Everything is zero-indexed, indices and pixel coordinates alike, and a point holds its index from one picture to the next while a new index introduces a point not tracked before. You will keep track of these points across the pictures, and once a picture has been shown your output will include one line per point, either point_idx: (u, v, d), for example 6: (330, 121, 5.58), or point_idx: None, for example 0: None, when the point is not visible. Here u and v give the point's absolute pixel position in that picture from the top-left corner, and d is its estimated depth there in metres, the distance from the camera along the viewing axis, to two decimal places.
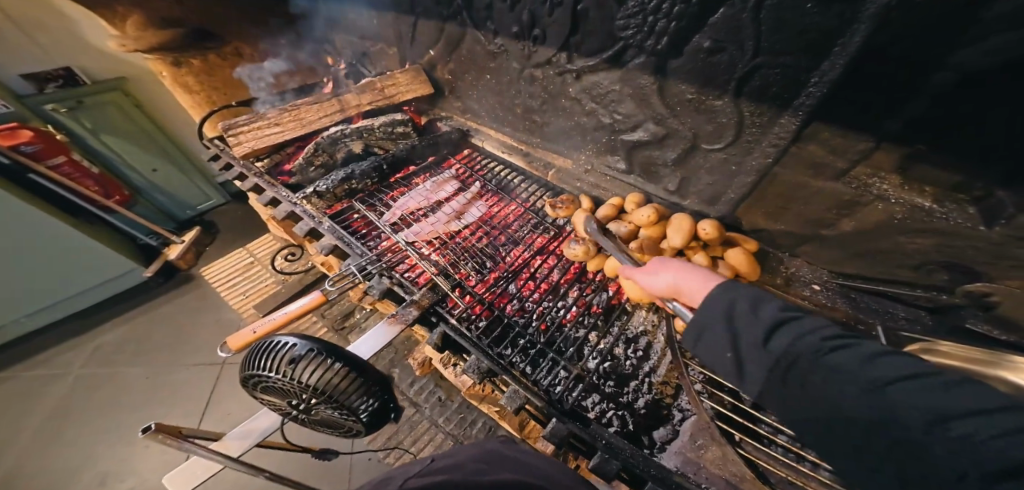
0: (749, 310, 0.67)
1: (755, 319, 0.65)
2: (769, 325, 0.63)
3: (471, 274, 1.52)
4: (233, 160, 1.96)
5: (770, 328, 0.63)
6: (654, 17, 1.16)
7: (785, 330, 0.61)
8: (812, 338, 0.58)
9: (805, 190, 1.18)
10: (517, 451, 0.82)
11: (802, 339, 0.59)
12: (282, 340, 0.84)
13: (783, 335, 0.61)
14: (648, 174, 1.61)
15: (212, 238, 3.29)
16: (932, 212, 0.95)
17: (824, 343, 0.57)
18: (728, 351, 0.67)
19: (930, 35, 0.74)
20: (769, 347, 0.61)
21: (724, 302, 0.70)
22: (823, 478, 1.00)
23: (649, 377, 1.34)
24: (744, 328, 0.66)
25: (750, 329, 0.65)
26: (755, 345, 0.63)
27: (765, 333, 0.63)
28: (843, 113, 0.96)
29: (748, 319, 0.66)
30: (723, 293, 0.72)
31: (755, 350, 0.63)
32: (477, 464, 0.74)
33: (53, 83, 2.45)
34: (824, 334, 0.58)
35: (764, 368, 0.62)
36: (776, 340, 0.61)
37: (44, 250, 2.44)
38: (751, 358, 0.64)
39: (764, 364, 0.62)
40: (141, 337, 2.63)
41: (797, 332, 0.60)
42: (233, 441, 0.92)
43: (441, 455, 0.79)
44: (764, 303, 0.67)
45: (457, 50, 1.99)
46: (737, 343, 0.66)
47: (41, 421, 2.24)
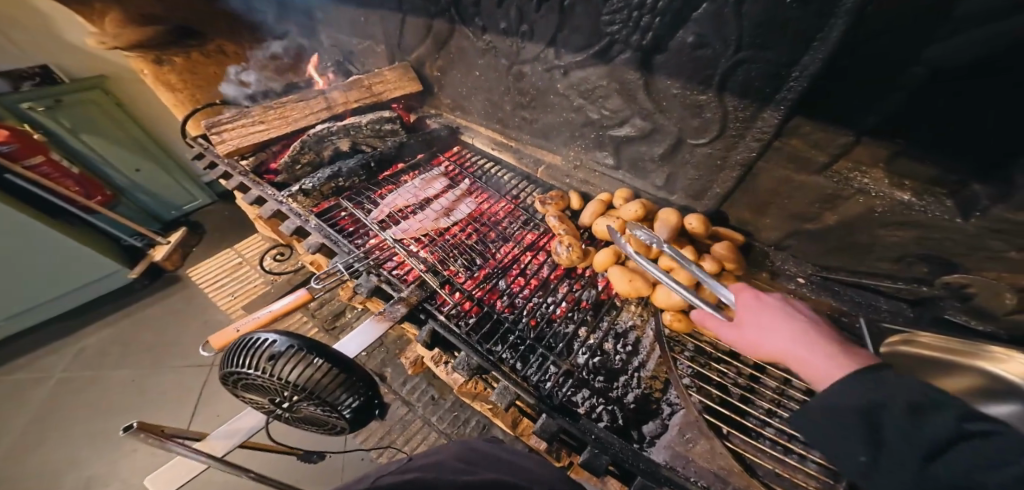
0: (904, 413, 0.52)
1: (910, 426, 0.51)
2: (935, 440, 0.48)
3: (460, 270, 1.51)
4: (217, 159, 1.92)
5: (937, 442, 0.48)
6: (638, 12, 1.16)
7: (958, 450, 0.46)
8: (1009, 468, 0.42)
9: (789, 185, 1.20)
10: (508, 452, 0.82)
11: (980, 468, 0.44)
12: (261, 337, 0.83)
13: (957, 455, 0.46)
14: (635, 170, 1.62)
15: (199, 238, 3.23)
16: (910, 205, 0.97)
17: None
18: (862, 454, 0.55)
19: (902, 31, 0.76)
20: (930, 464, 0.48)
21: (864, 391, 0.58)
22: (809, 469, 1.04)
23: (639, 371, 1.35)
24: (892, 429, 0.53)
25: (901, 439, 0.51)
26: (906, 450, 0.50)
27: (924, 448, 0.49)
28: (820, 107, 0.98)
29: (894, 418, 0.53)
30: (861, 382, 0.60)
31: (906, 463, 0.50)
32: (456, 462, 0.74)
33: (29, 82, 2.37)
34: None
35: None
36: (946, 462, 0.47)
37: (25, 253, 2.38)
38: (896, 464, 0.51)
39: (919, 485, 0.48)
40: (126, 340, 2.58)
41: (983, 453, 0.44)
42: (218, 441, 0.90)
43: (421, 454, 0.79)
44: (926, 408, 0.51)
45: (446, 47, 1.98)
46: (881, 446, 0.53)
47: (22, 427, 2.18)
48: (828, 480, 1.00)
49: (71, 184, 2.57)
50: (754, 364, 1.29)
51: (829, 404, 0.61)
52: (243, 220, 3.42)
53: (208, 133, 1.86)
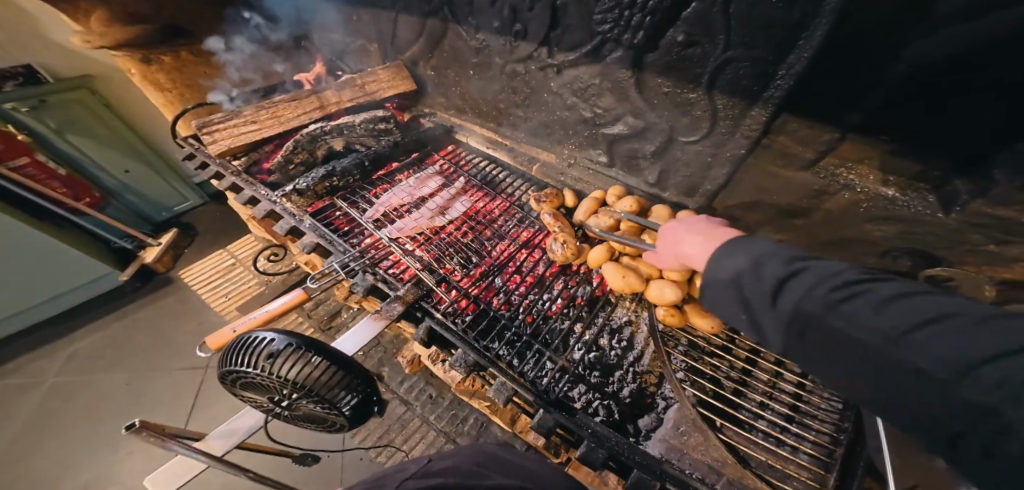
0: (751, 269, 0.64)
1: (759, 278, 0.62)
2: (777, 283, 0.60)
3: (456, 268, 1.52)
4: (208, 159, 1.89)
5: (776, 285, 0.60)
6: (629, 12, 1.18)
7: (791, 284, 0.58)
8: (823, 290, 0.54)
9: (778, 181, 1.23)
10: (515, 455, 0.84)
11: (808, 295, 0.55)
12: (259, 335, 0.83)
13: (791, 291, 0.58)
14: (629, 167, 1.64)
15: (191, 240, 3.20)
16: (894, 201, 1.01)
17: (835, 294, 0.53)
18: (741, 313, 0.67)
19: (883, 29, 0.78)
20: (777, 302, 0.59)
21: (727, 259, 0.69)
22: (800, 461, 1.06)
23: (634, 366, 1.37)
24: (751, 285, 0.64)
25: (757, 292, 0.62)
26: (763, 298, 0.61)
27: (772, 292, 0.60)
28: (806, 106, 1.00)
29: (750, 280, 0.63)
30: (724, 255, 0.70)
31: (766, 312, 0.61)
32: (471, 467, 0.75)
33: (12, 81, 2.31)
34: (837, 282, 0.53)
35: (774, 325, 0.60)
36: (784, 297, 0.58)
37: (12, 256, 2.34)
38: (762, 313, 0.62)
39: (777, 323, 0.59)
40: (119, 342, 2.55)
41: (807, 284, 0.56)
42: (217, 441, 0.90)
43: (440, 457, 0.80)
44: (765, 259, 0.64)
45: (440, 45, 1.97)
46: (749, 306, 0.64)
47: (14, 432, 2.15)
48: (819, 471, 1.03)
49: (57, 186, 2.57)
50: (746, 357, 1.31)
51: (711, 280, 0.71)
52: (236, 221, 3.38)
53: (199, 133, 1.84)
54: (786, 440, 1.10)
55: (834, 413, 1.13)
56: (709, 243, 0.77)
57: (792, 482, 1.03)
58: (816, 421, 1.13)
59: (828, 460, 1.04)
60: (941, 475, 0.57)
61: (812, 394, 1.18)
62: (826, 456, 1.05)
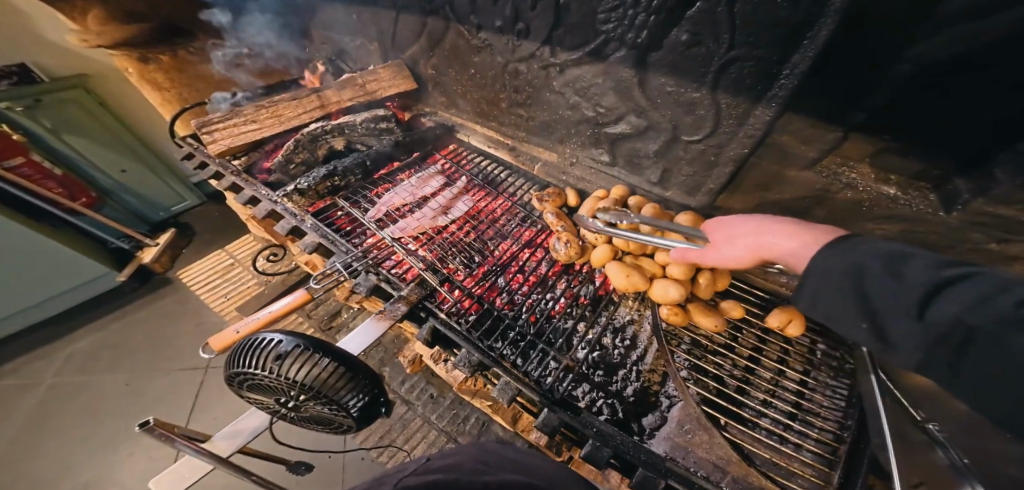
0: (883, 273, 0.59)
1: (897, 283, 0.57)
2: (923, 289, 0.53)
3: (459, 268, 1.52)
4: (208, 159, 1.88)
5: (924, 293, 0.53)
6: (633, 11, 1.18)
7: (950, 292, 0.51)
8: (1001, 303, 0.45)
9: (781, 180, 1.23)
10: (515, 452, 0.84)
11: (964, 303, 0.48)
12: (266, 337, 0.83)
13: (944, 302, 0.50)
14: (631, 166, 1.64)
15: (189, 240, 3.18)
16: (895, 199, 1.02)
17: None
18: (864, 321, 0.62)
19: (886, 31, 0.79)
20: (924, 314, 0.52)
21: (849, 262, 0.64)
22: (805, 458, 1.07)
23: (637, 365, 1.38)
24: (888, 292, 0.58)
25: (896, 298, 0.56)
26: (902, 307, 0.55)
27: (918, 301, 0.53)
28: (810, 105, 1.00)
29: (890, 285, 0.58)
30: (841, 256, 0.66)
31: (901, 320, 0.55)
32: (476, 465, 0.75)
33: (6, 80, 2.28)
34: (1020, 294, 0.44)
35: (911, 339, 0.53)
36: (933, 307, 0.52)
37: (8, 257, 2.31)
38: (897, 325, 0.56)
39: (915, 337, 0.53)
40: (117, 343, 2.53)
41: (975, 294, 0.48)
42: (223, 442, 0.90)
43: (438, 455, 0.80)
44: (907, 263, 0.58)
45: (441, 44, 1.96)
46: (879, 313, 0.59)
47: (11, 435, 2.13)
48: (823, 469, 1.04)
49: (53, 186, 2.54)
50: (749, 356, 1.32)
51: (827, 285, 0.68)
52: (234, 221, 3.36)
53: (199, 133, 1.82)
54: (790, 438, 1.11)
55: (836, 410, 1.15)
56: (803, 238, 0.78)
57: (797, 479, 1.05)
58: (819, 418, 1.14)
59: (832, 457, 1.06)
60: (944, 470, 0.58)
61: (815, 392, 1.20)
62: (830, 453, 1.07)
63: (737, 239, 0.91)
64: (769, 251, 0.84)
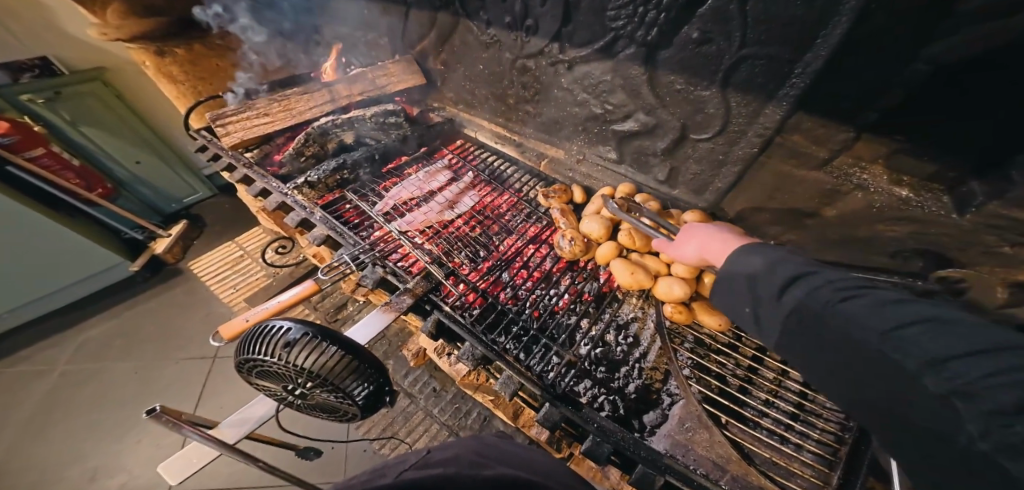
0: (765, 267, 0.68)
1: (774, 276, 0.66)
2: (786, 278, 0.64)
3: (464, 262, 1.54)
4: (220, 150, 1.90)
5: (786, 281, 0.64)
6: (644, 8, 1.17)
7: (802, 283, 0.62)
8: (826, 292, 0.58)
9: (790, 180, 1.22)
10: (515, 447, 0.85)
11: (813, 292, 0.59)
12: (277, 324, 0.85)
13: (797, 289, 0.62)
14: (638, 164, 1.63)
15: (200, 231, 3.23)
16: (907, 201, 1.00)
17: (839, 294, 0.56)
18: (745, 306, 0.71)
19: (898, 31, 0.78)
20: (783, 297, 0.63)
21: (751, 261, 0.72)
22: (805, 458, 1.07)
23: (640, 362, 1.38)
24: (761, 282, 0.68)
25: (767, 285, 0.67)
26: (770, 295, 0.66)
27: (779, 288, 0.64)
28: (822, 106, 0.99)
29: (763, 277, 0.68)
30: (746, 256, 0.74)
31: (769, 305, 0.66)
32: (474, 458, 0.76)
33: (29, 73, 2.36)
34: (843, 284, 0.57)
35: (775, 321, 0.64)
36: (790, 294, 0.63)
37: (6, 259, 2.35)
38: (767, 309, 0.66)
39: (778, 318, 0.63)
40: (130, 332, 2.60)
41: (820, 286, 0.59)
42: (228, 429, 0.93)
43: (438, 448, 0.81)
44: (782, 259, 0.68)
45: (450, 40, 1.98)
46: (755, 300, 0.69)
47: (25, 419, 2.20)
48: (823, 469, 1.04)
49: (71, 177, 2.58)
50: (752, 356, 1.32)
51: (729, 281, 0.76)
52: (245, 213, 3.42)
53: (213, 125, 1.86)
54: (791, 438, 1.11)
55: (839, 412, 1.14)
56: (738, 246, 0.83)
57: (797, 479, 1.05)
58: (821, 420, 1.14)
59: (832, 458, 1.06)
60: None
61: (818, 393, 1.19)
62: (831, 454, 1.07)
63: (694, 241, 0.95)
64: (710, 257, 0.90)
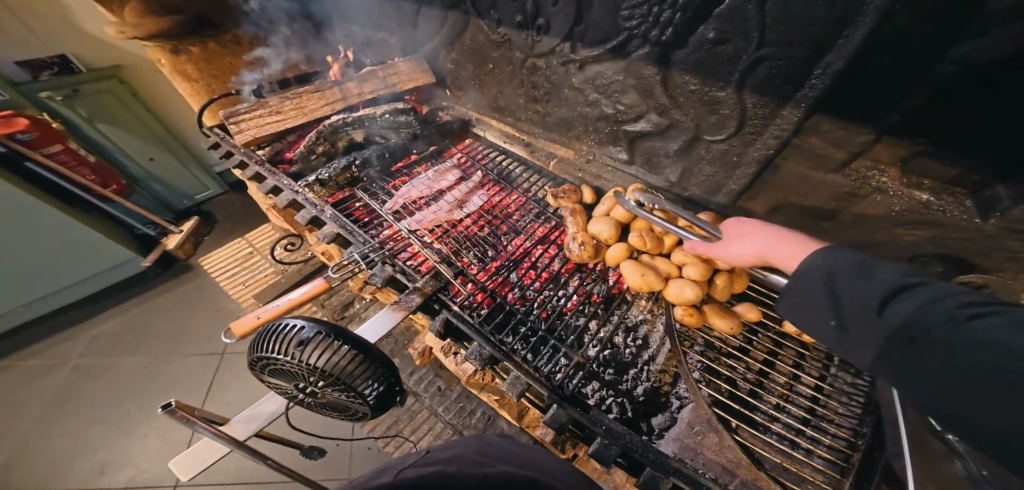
0: (854, 273, 0.64)
1: (863, 284, 0.61)
2: (887, 289, 0.58)
3: (473, 262, 1.54)
4: (233, 148, 1.93)
5: (886, 292, 0.58)
6: (659, 8, 1.16)
7: (907, 297, 0.56)
8: (944, 305, 0.50)
9: (807, 183, 1.19)
10: (516, 446, 0.84)
11: (925, 305, 0.52)
12: (289, 322, 0.85)
13: (901, 303, 0.55)
14: (649, 165, 1.62)
15: (211, 228, 3.28)
16: (928, 205, 0.98)
17: (966, 310, 0.49)
18: (830, 320, 0.65)
19: (925, 30, 0.75)
20: (884, 313, 0.57)
21: (826, 265, 0.68)
22: (816, 464, 1.05)
23: (649, 365, 1.37)
24: (852, 293, 0.62)
25: (859, 295, 0.61)
26: (864, 309, 0.60)
27: (880, 300, 0.58)
28: (844, 107, 0.97)
29: (855, 285, 0.62)
30: (823, 259, 0.70)
31: (864, 318, 0.59)
32: (477, 457, 0.75)
33: (48, 71, 2.42)
34: (968, 299, 0.50)
35: (874, 337, 0.57)
36: (892, 307, 0.56)
37: (14, 256, 2.37)
38: (860, 322, 0.60)
39: (875, 333, 0.57)
40: (141, 327, 2.64)
41: (925, 298, 0.53)
42: (240, 425, 0.93)
43: (438, 448, 0.80)
44: (875, 268, 0.63)
45: (460, 39, 1.98)
46: (839, 309, 0.64)
47: (40, 411, 2.25)
48: (834, 475, 1.02)
49: (87, 173, 2.63)
50: (762, 360, 1.30)
51: (801, 287, 0.72)
52: (254, 210, 3.46)
53: (227, 123, 1.88)
54: (802, 443, 1.09)
55: (852, 418, 1.12)
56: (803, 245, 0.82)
57: (807, 486, 1.03)
58: (833, 425, 1.11)
59: (845, 464, 1.04)
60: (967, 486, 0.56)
61: (831, 399, 1.17)
62: (843, 460, 1.05)
63: (752, 238, 0.92)
64: (771, 257, 0.87)
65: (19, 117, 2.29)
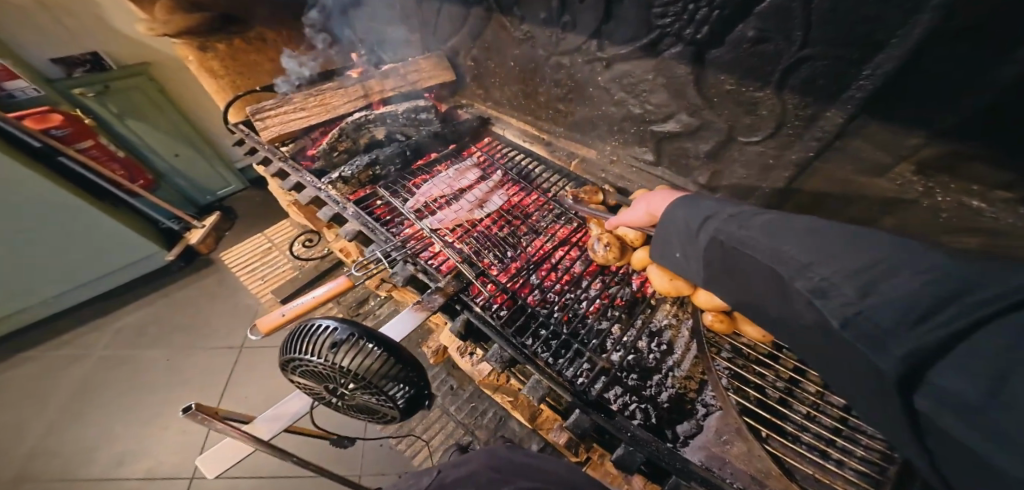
0: (686, 209, 0.80)
1: (693, 217, 0.78)
2: (704, 217, 0.75)
3: (494, 263, 1.53)
4: (258, 145, 1.96)
5: (703, 218, 0.75)
6: (695, 5, 1.12)
7: (713, 221, 0.72)
8: (733, 225, 0.66)
9: (845, 187, 1.14)
10: (529, 457, 0.83)
11: (725, 225, 0.68)
12: (321, 323, 0.85)
13: (710, 226, 0.72)
14: (677, 166, 1.58)
15: (231, 223, 3.34)
16: (980, 211, 0.89)
17: (741, 223, 0.65)
18: (677, 252, 0.83)
19: (972, 34, 0.72)
20: (699, 235, 0.75)
21: (675, 208, 0.83)
22: (848, 475, 1.01)
23: (673, 371, 1.33)
24: (683, 226, 0.80)
25: (688, 226, 0.78)
26: (692, 235, 0.77)
27: (699, 226, 0.75)
28: (894, 110, 0.92)
29: (687, 219, 0.79)
30: (673, 205, 0.84)
31: (694, 243, 0.77)
32: (491, 473, 0.74)
33: (81, 68, 2.52)
34: (741, 215, 0.66)
35: (702, 256, 0.75)
36: (706, 230, 0.73)
37: (46, 248, 2.47)
38: (692, 247, 0.78)
39: (702, 254, 0.75)
40: (164, 319, 2.71)
41: (720, 221, 0.70)
42: (264, 424, 0.94)
43: (449, 466, 0.81)
44: (701, 200, 0.79)
45: (482, 36, 1.96)
46: (681, 243, 0.81)
47: (68, 398, 2.33)
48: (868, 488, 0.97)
49: (116, 168, 2.69)
50: (794, 368, 1.24)
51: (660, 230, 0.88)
52: (274, 206, 3.51)
53: (253, 120, 1.92)
54: (833, 453, 1.04)
55: None
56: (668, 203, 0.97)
57: None
58: (866, 436, 1.06)
59: (880, 478, 0.99)
60: None
61: None
62: (878, 473, 1.00)
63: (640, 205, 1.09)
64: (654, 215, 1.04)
65: (55, 113, 2.37)
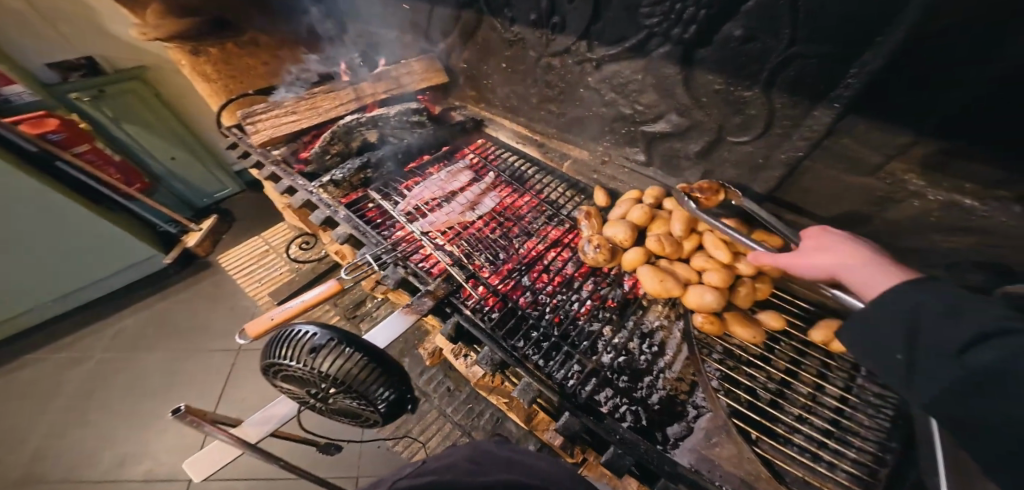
0: (944, 312, 0.54)
1: (948, 322, 0.53)
2: (977, 331, 0.49)
3: (485, 265, 1.52)
4: (251, 148, 1.96)
5: (970, 336, 0.49)
6: (681, 5, 1.11)
7: (989, 343, 0.46)
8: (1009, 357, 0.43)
9: (836, 186, 1.13)
10: (516, 452, 0.81)
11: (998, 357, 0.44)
12: (301, 328, 0.84)
13: (982, 348, 0.46)
14: (667, 166, 1.58)
15: (228, 226, 3.35)
16: (971, 210, 0.88)
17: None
18: (898, 352, 0.58)
19: (958, 31, 0.71)
20: (960, 356, 0.49)
21: (915, 300, 0.59)
22: (838, 478, 1.00)
23: (664, 372, 1.32)
24: (930, 328, 0.54)
25: (942, 336, 0.52)
26: (946, 344, 0.51)
27: (964, 341, 0.49)
28: (879, 109, 0.91)
29: (941, 324, 0.53)
30: (912, 292, 0.60)
31: (942, 359, 0.51)
32: (470, 465, 0.73)
33: (76, 72, 2.51)
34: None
35: (942, 378, 0.50)
36: (974, 351, 0.47)
37: (42, 253, 2.46)
38: (935, 363, 0.52)
39: (946, 374, 0.50)
40: (161, 323, 2.71)
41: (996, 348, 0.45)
42: (252, 427, 0.94)
43: (435, 456, 0.80)
44: (977, 306, 0.51)
45: (473, 37, 1.96)
46: (912, 349, 0.56)
47: (65, 403, 2.33)
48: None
49: (112, 172, 2.72)
50: (785, 369, 1.23)
51: (879, 312, 0.64)
52: (271, 208, 3.52)
53: (244, 123, 1.92)
54: (824, 455, 1.04)
55: (879, 431, 1.06)
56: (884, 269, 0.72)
57: None
58: (858, 438, 1.06)
59: (870, 480, 0.99)
60: None
61: (856, 411, 1.10)
62: (868, 475, 1.00)
63: (829, 254, 0.83)
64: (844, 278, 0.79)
65: (50, 117, 2.37)
